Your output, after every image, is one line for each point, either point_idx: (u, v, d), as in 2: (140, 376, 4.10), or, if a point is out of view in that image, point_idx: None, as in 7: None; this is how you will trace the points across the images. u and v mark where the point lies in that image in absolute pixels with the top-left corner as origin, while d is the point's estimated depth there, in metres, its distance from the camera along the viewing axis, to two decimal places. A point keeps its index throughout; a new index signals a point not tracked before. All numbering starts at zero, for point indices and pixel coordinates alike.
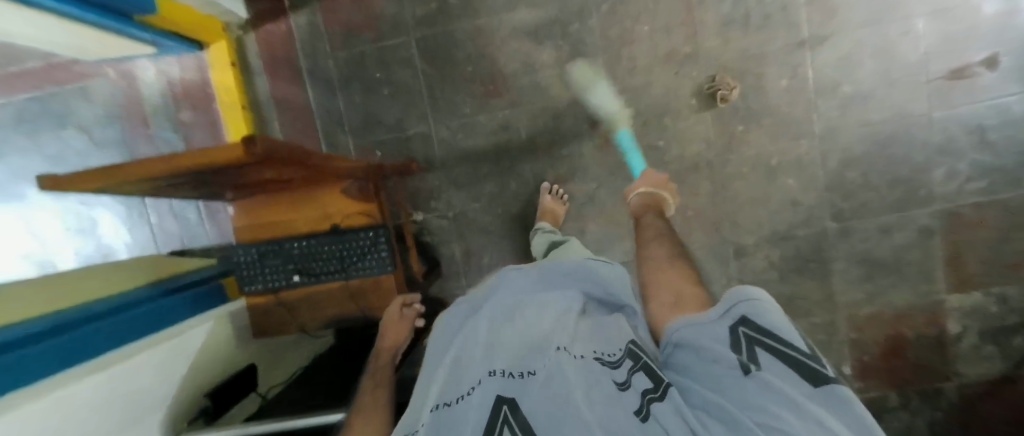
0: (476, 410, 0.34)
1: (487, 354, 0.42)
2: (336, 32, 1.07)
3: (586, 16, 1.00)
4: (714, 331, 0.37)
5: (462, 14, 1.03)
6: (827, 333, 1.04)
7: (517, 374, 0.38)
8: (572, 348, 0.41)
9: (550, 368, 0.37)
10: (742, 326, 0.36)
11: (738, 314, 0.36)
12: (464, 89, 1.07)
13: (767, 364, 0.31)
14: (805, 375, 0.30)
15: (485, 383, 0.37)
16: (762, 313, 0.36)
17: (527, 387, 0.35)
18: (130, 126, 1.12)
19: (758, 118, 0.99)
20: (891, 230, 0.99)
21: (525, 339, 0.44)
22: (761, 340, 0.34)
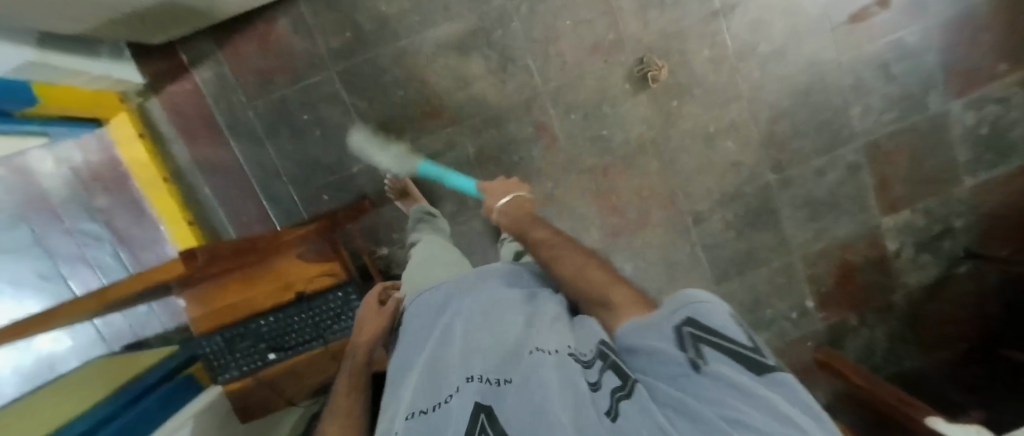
0: (455, 419, 0.29)
1: (459, 362, 0.37)
2: (249, 80, 0.99)
3: (507, 21, 0.99)
4: (663, 333, 0.34)
5: (380, 38, 0.99)
6: (787, 275, 1.12)
7: (494, 380, 0.32)
8: (545, 344, 0.36)
9: (528, 371, 0.32)
10: (687, 326, 0.33)
11: (683, 316, 0.34)
12: (401, 115, 1.03)
13: (717, 360, 0.29)
14: (749, 367, 0.29)
15: (465, 389, 0.32)
16: (707, 311, 0.33)
17: (504, 393, 0.30)
18: (44, 223, 1.04)
19: (689, 90, 1.02)
20: (825, 172, 1.07)
21: (489, 343, 0.39)
22: (707, 338, 0.31)
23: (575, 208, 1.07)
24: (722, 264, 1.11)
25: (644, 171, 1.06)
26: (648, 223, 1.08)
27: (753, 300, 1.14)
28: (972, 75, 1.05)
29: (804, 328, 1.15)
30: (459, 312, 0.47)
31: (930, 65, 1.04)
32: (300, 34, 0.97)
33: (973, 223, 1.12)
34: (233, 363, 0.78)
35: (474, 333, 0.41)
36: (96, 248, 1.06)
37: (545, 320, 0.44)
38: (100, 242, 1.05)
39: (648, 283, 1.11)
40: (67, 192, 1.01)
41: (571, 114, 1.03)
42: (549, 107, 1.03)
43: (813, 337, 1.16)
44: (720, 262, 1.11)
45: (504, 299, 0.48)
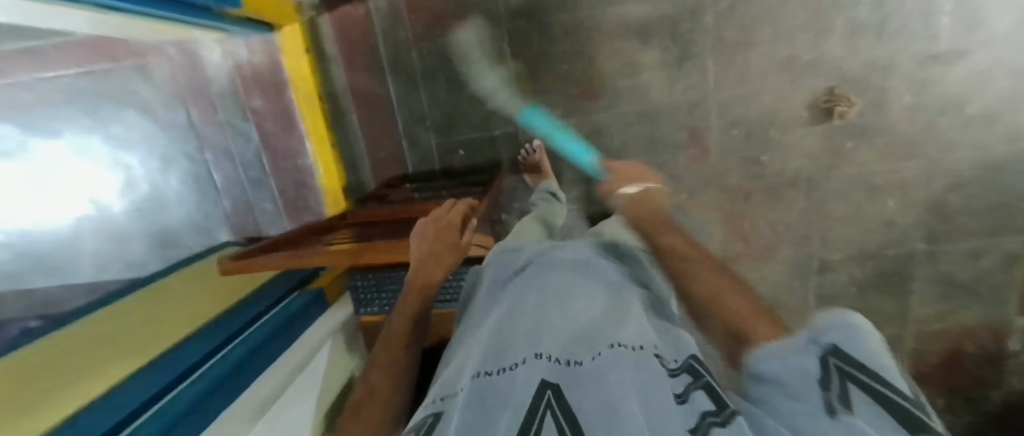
0: (521, 390, 0.33)
1: (536, 335, 0.40)
2: (420, 21, 1.00)
3: (700, 14, 0.91)
4: (797, 365, 0.29)
5: (560, 5, 0.94)
6: (891, 343, 1.10)
7: (564, 361, 0.36)
8: (629, 338, 0.38)
9: (598, 368, 0.34)
10: (829, 356, 0.27)
11: (825, 344, 0.28)
12: (556, 88, 1.00)
13: (863, 407, 0.23)
14: (901, 423, 0.21)
15: (535, 367, 0.35)
16: (861, 342, 0.27)
17: (580, 382, 0.33)
18: (198, 108, 1.00)
19: (870, 135, 0.94)
20: (980, 254, 1.00)
21: (571, 326, 0.41)
22: (852, 374, 0.25)
23: (703, 224, 1.05)
24: (831, 315, 1.09)
25: (788, 206, 1.01)
26: (771, 258, 1.06)
27: None
28: None
29: None
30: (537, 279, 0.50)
31: None
32: None
33: None
34: None
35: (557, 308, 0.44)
36: (241, 145, 1.03)
37: (634, 313, 0.45)
38: (246, 140, 1.03)
39: None
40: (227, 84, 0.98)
41: (734, 129, 0.97)
42: (712, 117, 0.97)
43: None
44: (829, 313, 1.09)
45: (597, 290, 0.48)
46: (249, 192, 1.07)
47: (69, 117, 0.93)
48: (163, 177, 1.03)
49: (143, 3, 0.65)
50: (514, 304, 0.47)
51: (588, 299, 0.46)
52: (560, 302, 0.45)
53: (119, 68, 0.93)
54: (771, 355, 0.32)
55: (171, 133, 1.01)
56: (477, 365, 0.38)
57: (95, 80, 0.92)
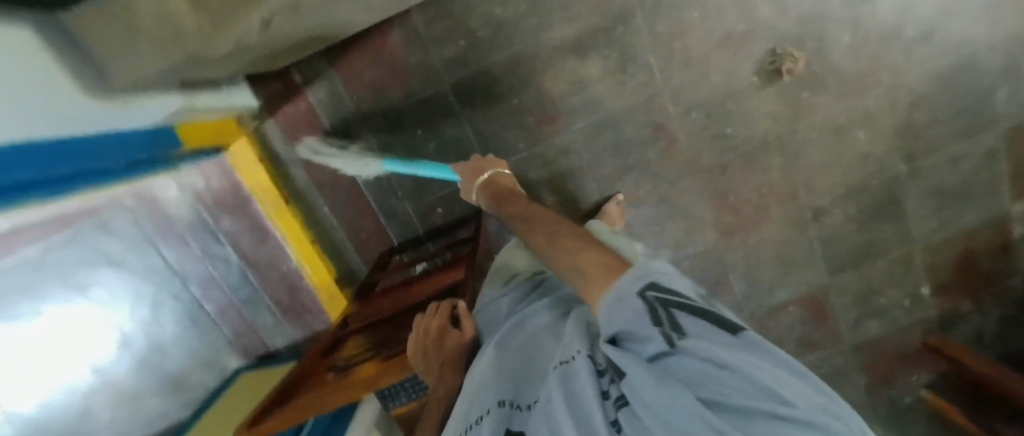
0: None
1: (491, 379, 0.42)
2: (363, 97, 0.99)
3: (629, 16, 0.92)
4: (626, 306, 0.30)
5: (495, 45, 0.94)
6: (904, 265, 1.11)
7: (521, 406, 0.39)
8: (568, 351, 0.39)
9: (544, 399, 0.36)
10: (651, 291, 0.30)
11: (643, 282, 0.31)
12: (515, 122, 1.00)
13: (697, 330, 0.27)
14: (717, 324, 0.27)
15: (494, 415, 0.38)
16: (664, 279, 0.31)
17: (532, 417, 0.36)
18: (171, 244, 0.90)
19: (823, 81, 0.95)
20: (960, 159, 1.02)
21: (520, 356, 0.45)
22: (672, 301, 0.29)
23: (692, 209, 1.06)
24: (837, 256, 1.11)
25: (767, 169, 1.02)
26: (766, 220, 1.07)
27: (867, 291, 1.14)
28: None
29: (918, 314, 1.15)
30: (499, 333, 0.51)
31: None
32: (411, 47, 0.95)
33: None
34: (404, 391, 0.85)
35: (511, 346, 0.47)
36: (223, 269, 1.00)
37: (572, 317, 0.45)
38: (227, 263, 1.00)
39: (760, 277, 1.13)
40: (189, 217, 0.92)
41: (694, 111, 0.99)
42: (670, 107, 0.98)
43: (924, 322, 1.16)
44: (836, 255, 1.10)
45: (546, 318, 0.49)
46: (245, 310, 1.05)
47: (54, 293, 0.66)
48: (156, 329, 0.89)
49: (94, 182, 0.65)
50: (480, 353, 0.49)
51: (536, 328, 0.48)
52: (512, 337, 0.48)
53: (78, 228, 0.68)
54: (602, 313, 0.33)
55: (151, 280, 0.88)
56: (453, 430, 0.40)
57: (75, 246, 0.69)
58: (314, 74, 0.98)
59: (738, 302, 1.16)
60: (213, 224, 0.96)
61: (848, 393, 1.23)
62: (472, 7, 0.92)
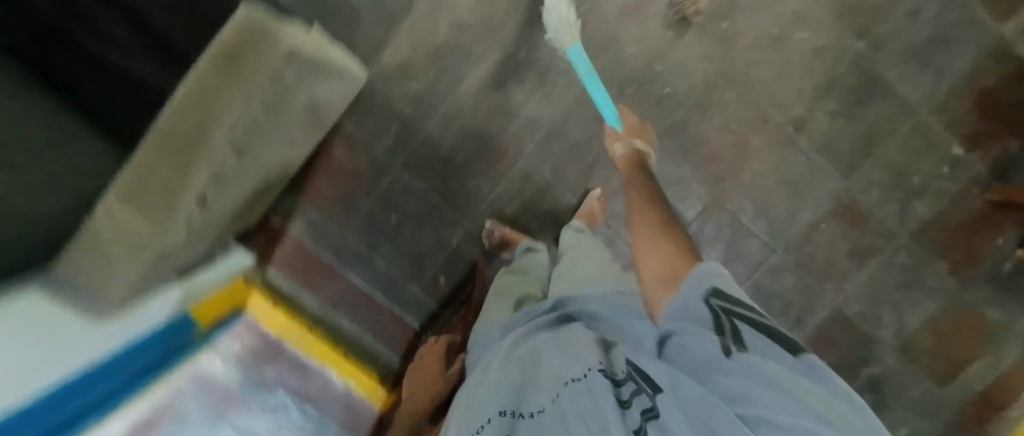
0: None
1: (499, 393, 0.47)
2: (334, 209, 1.07)
3: (526, 37, 0.95)
4: (692, 311, 0.37)
5: (424, 115, 1.00)
6: (919, 135, 1.02)
7: (526, 414, 0.44)
8: (578, 369, 0.43)
9: (557, 409, 0.41)
10: (714, 298, 0.36)
11: (705, 288, 0.37)
12: (472, 173, 1.04)
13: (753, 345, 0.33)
14: (783, 344, 0.32)
15: (498, 425, 0.43)
16: (728, 285, 0.37)
17: (543, 422, 0.41)
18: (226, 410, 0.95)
19: (734, 7, 0.94)
20: (917, 12, 0.95)
21: (526, 372, 0.50)
22: (734, 312, 0.35)
23: (668, 176, 1.05)
24: (842, 157, 1.03)
25: (723, 107, 1.00)
26: (749, 153, 1.03)
27: (894, 176, 1.05)
28: None
29: (965, 176, 1.04)
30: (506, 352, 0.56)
31: None
32: (355, 152, 1.02)
33: None
34: None
35: (518, 364, 0.51)
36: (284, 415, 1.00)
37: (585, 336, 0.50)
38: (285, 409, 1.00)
39: (773, 208, 1.07)
40: (239, 379, 0.98)
41: (628, 89, 0.99)
42: (603, 95, 0.99)
43: (978, 182, 1.04)
44: (839, 156, 1.03)
45: (558, 334, 0.54)
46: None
47: None
48: None
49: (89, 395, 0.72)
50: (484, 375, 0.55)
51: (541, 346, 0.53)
52: (523, 356, 0.53)
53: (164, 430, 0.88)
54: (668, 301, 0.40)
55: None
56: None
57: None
58: (287, 212, 1.07)
59: (765, 242, 1.09)
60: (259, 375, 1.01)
61: (931, 286, 1.10)
62: (390, 95, 0.98)
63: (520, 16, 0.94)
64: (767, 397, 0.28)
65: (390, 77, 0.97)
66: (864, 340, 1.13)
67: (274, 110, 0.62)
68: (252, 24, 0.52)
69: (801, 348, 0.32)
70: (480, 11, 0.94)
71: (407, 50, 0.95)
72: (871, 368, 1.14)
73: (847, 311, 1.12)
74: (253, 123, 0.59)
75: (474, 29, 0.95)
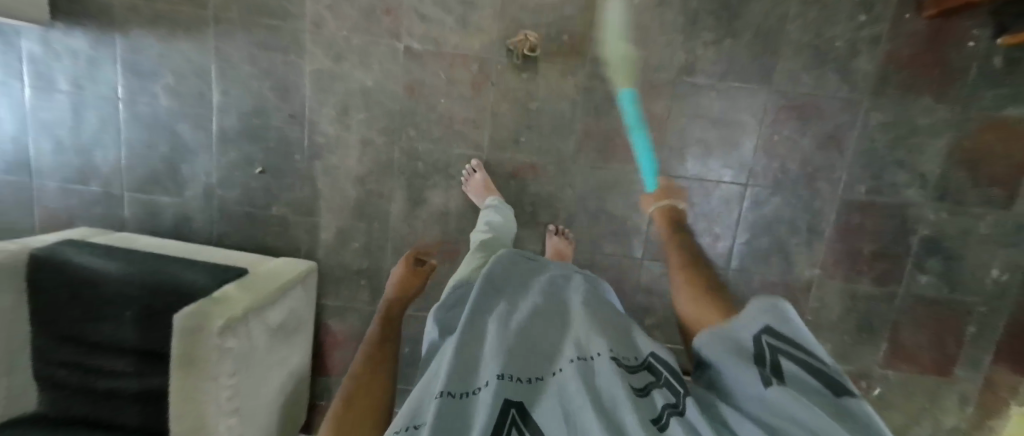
0: (486, 408, 0.41)
1: (495, 352, 0.47)
2: None
3: (416, 152, 1.03)
4: (741, 339, 0.40)
5: (377, 258, 1.08)
6: (813, 2, 0.95)
7: (524, 379, 0.45)
8: (589, 349, 0.45)
9: (564, 381, 0.42)
10: (765, 335, 0.38)
11: (761, 326, 0.39)
12: (442, 281, 1.08)
13: (796, 380, 0.34)
14: (824, 386, 0.32)
15: (496, 384, 0.43)
16: (792, 326, 0.38)
17: (544, 393, 0.43)
18: None
19: (564, 17, 0.96)
20: None
21: (528, 344, 0.49)
22: (783, 349, 0.37)
23: (605, 181, 1.04)
24: (753, 68, 0.98)
25: (611, 98, 1.00)
26: (664, 117, 1.01)
27: (815, 52, 0.97)
28: None
29: (888, 10, 0.95)
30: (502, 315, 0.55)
31: None
32: (346, 316, 1.12)
33: None
34: None
35: (512, 328, 0.51)
36: None
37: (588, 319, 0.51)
38: None
39: (720, 147, 1.02)
40: None
41: (521, 137, 1.02)
42: (505, 155, 1.03)
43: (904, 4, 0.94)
44: (749, 69, 0.98)
45: (558, 308, 0.56)
46: None
47: None
48: None
49: None
50: (472, 331, 0.54)
51: (536, 313, 0.54)
52: (528, 324, 0.52)
53: None
54: (713, 331, 0.43)
55: None
56: (443, 381, 0.45)
57: None
58: (327, 394, 1.17)
59: (734, 183, 1.04)
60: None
61: (928, 124, 0.99)
62: (344, 259, 1.09)
63: (400, 141, 1.02)
64: (817, 417, 0.29)
65: (335, 247, 1.08)
66: (894, 212, 1.03)
67: (252, 362, 0.77)
68: (191, 327, 0.69)
69: (847, 389, 0.32)
70: (367, 157, 1.03)
71: (335, 220, 1.06)
72: (919, 233, 1.04)
73: (859, 196, 1.03)
74: (243, 386, 0.76)
75: (372, 173, 1.04)
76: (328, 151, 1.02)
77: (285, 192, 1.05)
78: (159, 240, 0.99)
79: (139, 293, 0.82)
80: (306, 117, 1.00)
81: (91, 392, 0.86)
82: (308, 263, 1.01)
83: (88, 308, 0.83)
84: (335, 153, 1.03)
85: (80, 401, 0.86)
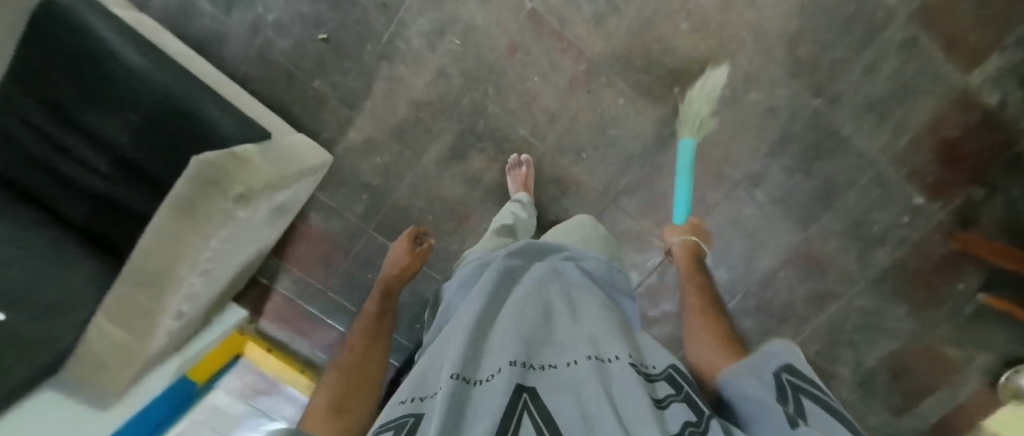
0: (497, 391, 0.31)
1: (511, 339, 0.39)
2: (315, 267, 1.09)
3: (483, 110, 0.99)
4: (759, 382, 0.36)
5: (392, 184, 1.03)
6: (880, 186, 1.01)
7: (535, 366, 0.36)
8: (607, 351, 0.37)
9: (577, 375, 0.33)
10: (784, 375, 0.34)
11: (778, 366, 0.35)
12: (441, 235, 1.07)
13: (812, 414, 0.29)
14: (837, 419, 0.28)
15: (505, 369, 0.33)
16: (806, 369, 0.35)
17: (552, 380, 0.33)
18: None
19: (686, 71, 0.95)
20: (877, 66, 0.92)
21: (542, 337, 0.41)
22: (804, 390, 0.32)
23: (629, 230, 1.08)
24: (801, 209, 1.04)
25: None
26: (708, 206, 1.05)
27: (856, 224, 1.04)
28: None
29: (927, 223, 1.02)
30: (516, 302, 0.46)
31: None
32: (330, 218, 1.05)
33: None
34: None
35: (528, 314, 0.43)
36: None
37: (601, 318, 0.44)
38: None
39: (735, 256, 1.09)
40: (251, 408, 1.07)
41: (583, 154, 1.02)
42: (561, 159, 1.02)
43: (938, 228, 1.03)
44: (798, 208, 1.04)
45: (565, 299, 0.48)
46: None
47: None
48: None
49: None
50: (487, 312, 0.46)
51: (552, 310, 0.46)
52: (544, 322, 0.44)
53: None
54: (736, 371, 0.40)
55: None
56: (452, 364, 0.34)
57: None
58: (273, 274, 1.09)
59: (728, 290, 1.11)
60: (248, 408, 1.07)
61: (893, 327, 1.12)
62: (358, 167, 1.02)
63: (475, 90, 0.97)
64: None
65: (357, 150, 1.01)
66: (824, 375, 1.18)
67: (243, 232, 0.72)
68: (205, 176, 0.62)
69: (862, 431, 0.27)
70: (436, 87, 0.97)
71: (370, 125, 1.00)
72: None
73: (810, 350, 1.16)
74: (223, 251, 0.71)
75: (431, 104, 0.98)
76: (401, 58, 0.95)
77: (337, 74, 0.96)
78: (186, 50, 0.87)
79: (151, 102, 0.70)
80: (399, 15, 0.92)
81: (35, 163, 0.74)
82: (328, 156, 0.93)
83: (78, 84, 0.68)
84: (407, 65, 0.96)
85: (22, 173, 0.75)
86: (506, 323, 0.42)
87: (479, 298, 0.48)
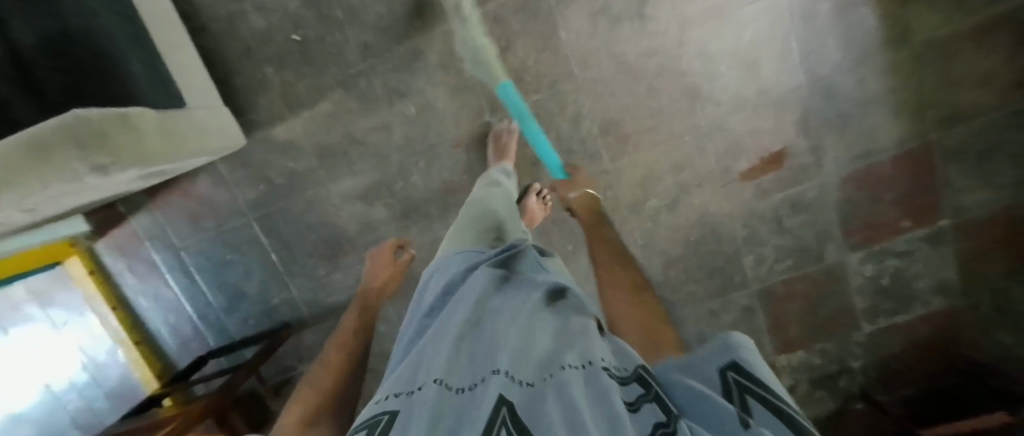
0: (473, 411, 0.20)
1: (510, 340, 0.28)
2: (180, 221, 1.08)
3: (407, 175, 1.03)
4: (702, 376, 0.26)
5: (291, 191, 1.04)
6: None
7: (522, 375, 0.23)
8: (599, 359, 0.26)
9: (570, 387, 0.22)
10: (730, 370, 0.25)
11: (722, 359, 0.26)
12: (313, 255, 1.08)
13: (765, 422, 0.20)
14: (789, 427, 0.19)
15: (489, 381, 0.22)
16: (748, 356, 0.26)
17: (546, 392, 0.21)
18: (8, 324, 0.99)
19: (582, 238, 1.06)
20: (719, 313, 1.09)
21: (533, 334, 0.30)
22: (751, 387, 0.23)
23: None
24: None
25: None
26: None
27: None
28: (870, 229, 1.00)
29: None
30: (507, 300, 0.36)
31: (828, 218, 1.00)
32: (219, 187, 1.05)
33: (870, 365, 1.10)
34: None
35: (520, 314, 0.33)
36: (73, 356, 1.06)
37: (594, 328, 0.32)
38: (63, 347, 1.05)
39: None
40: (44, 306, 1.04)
41: None
42: None
43: None
44: None
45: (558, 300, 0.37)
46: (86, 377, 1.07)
47: None
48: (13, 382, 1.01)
49: None
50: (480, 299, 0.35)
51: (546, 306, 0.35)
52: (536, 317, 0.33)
53: None
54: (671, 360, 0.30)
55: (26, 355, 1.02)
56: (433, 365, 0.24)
57: None
58: (134, 206, 1.07)
59: None
60: (37, 313, 1.04)
61: None
62: (269, 159, 1.03)
63: (406, 155, 1.02)
64: None
65: (276, 145, 1.02)
66: None
67: (83, 189, 0.72)
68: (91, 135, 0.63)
69: None
70: (375, 135, 1.01)
71: (299, 132, 1.01)
72: None
73: None
74: (56, 198, 0.70)
75: (363, 145, 1.02)
76: (357, 95, 0.99)
77: (293, 76, 0.98)
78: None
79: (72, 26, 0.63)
80: (373, 60, 0.97)
81: None
82: (239, 140, 0.98)
83: None
84: (359, 103, 0.99)
85: None
86: (493, 319, 0.32)
87: (472, 293, 0.36)
